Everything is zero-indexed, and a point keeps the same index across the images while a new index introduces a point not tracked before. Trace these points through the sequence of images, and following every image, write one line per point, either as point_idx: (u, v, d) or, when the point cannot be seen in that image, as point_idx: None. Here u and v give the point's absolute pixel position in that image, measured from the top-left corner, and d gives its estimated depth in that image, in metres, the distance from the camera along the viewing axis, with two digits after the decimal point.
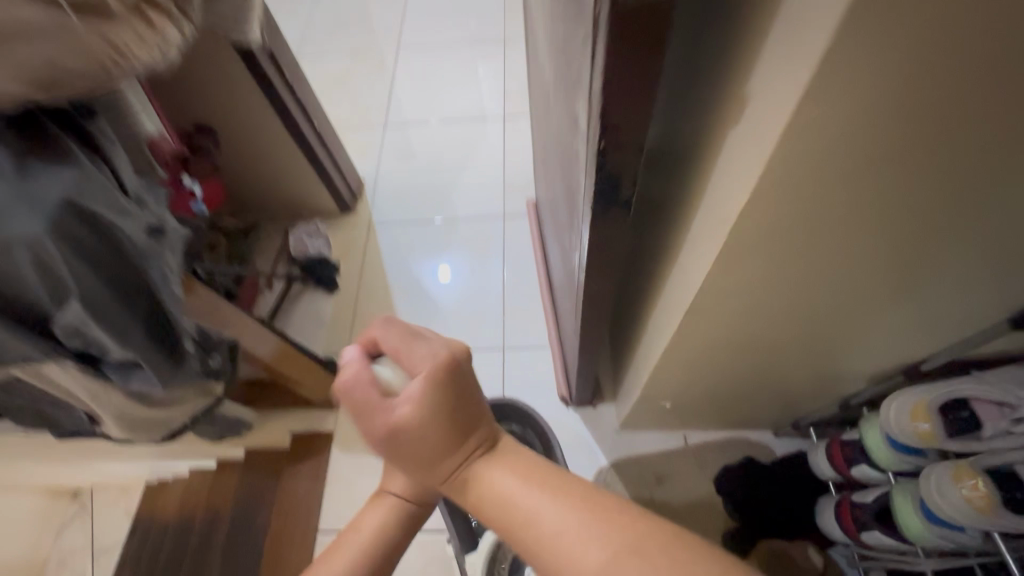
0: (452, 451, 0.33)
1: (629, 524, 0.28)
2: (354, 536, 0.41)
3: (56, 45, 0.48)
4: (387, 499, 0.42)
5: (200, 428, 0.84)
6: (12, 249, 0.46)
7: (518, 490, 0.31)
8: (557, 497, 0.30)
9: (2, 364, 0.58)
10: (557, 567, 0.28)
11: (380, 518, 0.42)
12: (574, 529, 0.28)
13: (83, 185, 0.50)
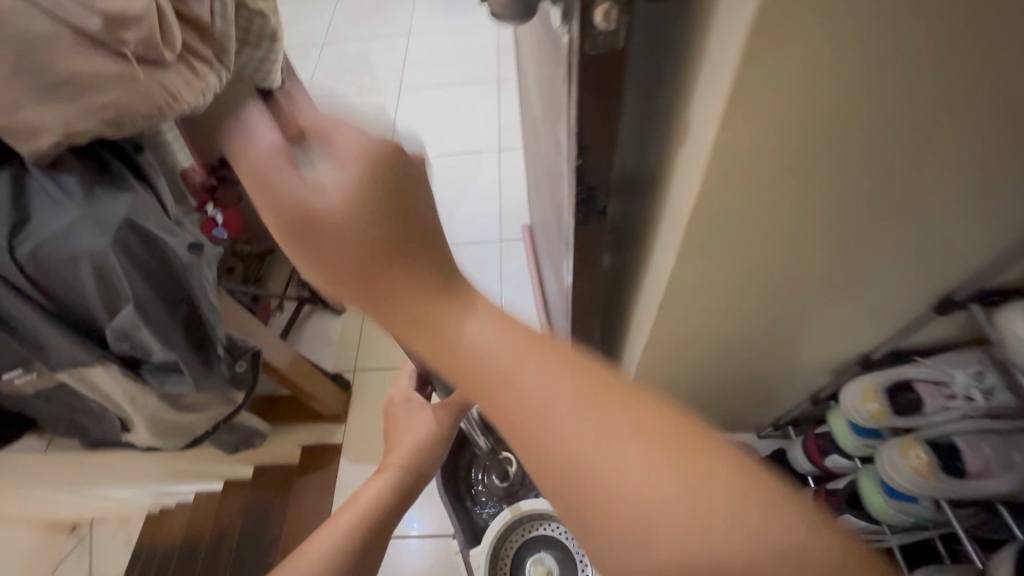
0: (399, 278, 0.25)
1: (622, 401, 0.22)
2: (353, 506, 0.45)
3: (125, 92, 0.55)
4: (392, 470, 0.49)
5: (218, 437, 0.89)
6: (81, 261, 0.54)
7: (496, 345, 0.24)
8: (546, 368, 0.24)
9: (54, 368, 0.65)
10: (537, 440, 0.23)
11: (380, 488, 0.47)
12: (558, 398, 0.22)
13: (139, 207, 0.58)
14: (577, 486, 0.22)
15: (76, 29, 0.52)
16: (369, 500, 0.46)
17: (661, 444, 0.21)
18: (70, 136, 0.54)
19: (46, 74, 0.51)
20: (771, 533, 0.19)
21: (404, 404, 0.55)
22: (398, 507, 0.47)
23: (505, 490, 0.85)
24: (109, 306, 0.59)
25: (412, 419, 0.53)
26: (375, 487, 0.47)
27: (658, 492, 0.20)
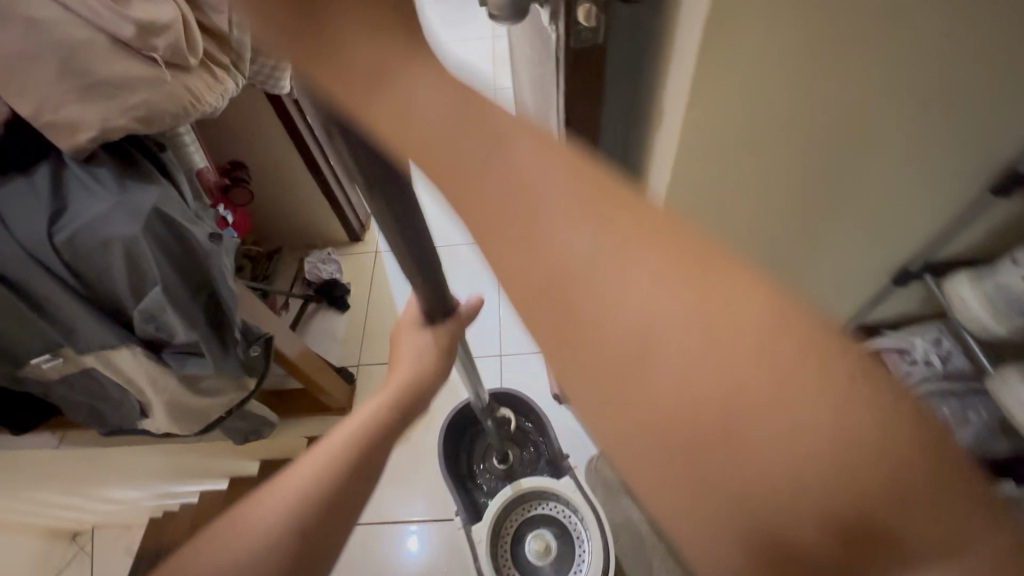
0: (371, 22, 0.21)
1: (677, 243, 0.19)
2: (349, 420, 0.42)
3: (155, 91, 0.62)
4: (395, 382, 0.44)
5: (230, 423, 0.93)
6: (113, 246, 0.59)
7: (513, 148, 0.21)
8: (574, 184, 0.20)
9: (81, 350, 0.69)
10: (528, 241, 0.19)
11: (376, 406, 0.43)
12: (596, 229, 0.19)
13: (165, 198, 0.63)
14: (566, 300, 0.19)
15: (113, 37, 0.59)
16: (368, 415, 0.42)
17: (715, 297, 0.18)
18: (106, 132, 0.59)
19: (87, 75, 0.57)
20: (817, 391, 0.17)
21: (406, 322, 0.46)
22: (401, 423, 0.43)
23: (504, 471, 0.90)
24: (137, 290, 0.63)
25: (411, 337, 0.45)
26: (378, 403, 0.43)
27: (692, 343, 0.17)
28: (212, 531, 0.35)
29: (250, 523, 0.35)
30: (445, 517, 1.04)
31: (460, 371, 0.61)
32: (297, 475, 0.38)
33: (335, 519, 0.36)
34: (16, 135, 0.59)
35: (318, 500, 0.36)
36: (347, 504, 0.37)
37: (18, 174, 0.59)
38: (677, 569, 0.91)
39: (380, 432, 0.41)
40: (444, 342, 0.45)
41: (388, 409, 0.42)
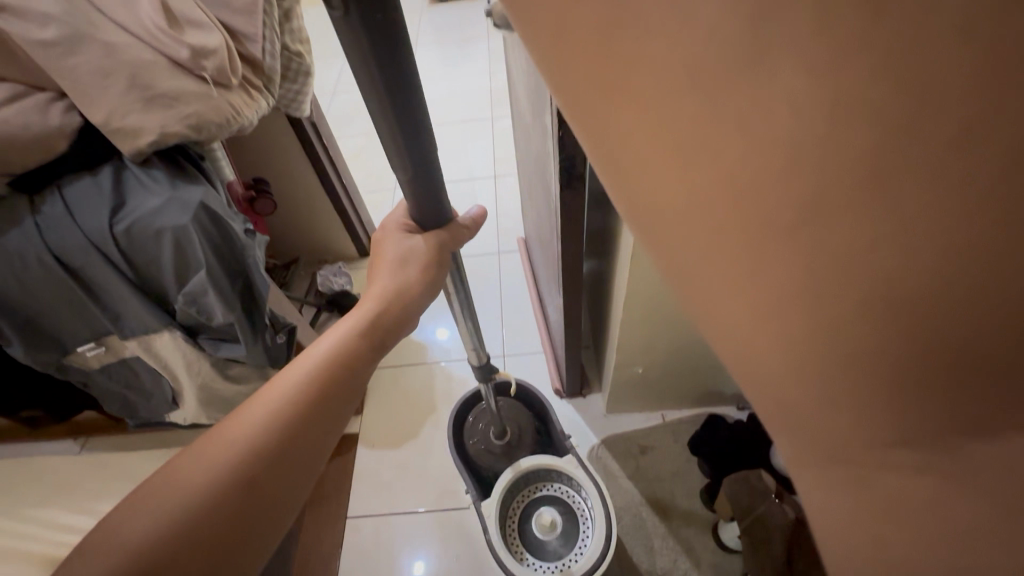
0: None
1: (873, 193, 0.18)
2: (319, 346, 0.46)
3: (203, 104, 0.71)
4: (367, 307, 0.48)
5: None
6: (166, 235, 0.67)
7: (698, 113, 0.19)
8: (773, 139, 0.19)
9: (127, 335, 0.77)
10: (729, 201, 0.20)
11: (343, 333, 0.47)
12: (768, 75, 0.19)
13: (209, 194, 0.72)
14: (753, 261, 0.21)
15: (171, 59, 0.69)
16: (331, 342, 0.46)
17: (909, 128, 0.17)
18: (163, 136, 0.68)
19: (148, 89, 0.67)
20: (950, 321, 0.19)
21: (391, 229, 0.49)
22: (365, 349, 0.47)
23: (502, 447, 0.96)
24: (182, 276, 0.72)
25: (398, 241, 0.48)
26: (342, 330, 0.47)
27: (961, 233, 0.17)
28: (211, 429, 0.42)
29: (246, 421, 0.42)
30: (455, 507, 1.08)
31: (463, 331, 0.69)
32: (284, 382, 0.44)
33: (318, 421, 0.44)
34: (86, 138, 0.67)
35: (303, 406, 0.43)
36: (327, 411, 0.45)
37: (84, 174, 0.68)
38: (678, 547, 0.95)
39: (357, 348, 0.47)
40: (431, 254, 0.47)
41: (364, 326, 0.47)
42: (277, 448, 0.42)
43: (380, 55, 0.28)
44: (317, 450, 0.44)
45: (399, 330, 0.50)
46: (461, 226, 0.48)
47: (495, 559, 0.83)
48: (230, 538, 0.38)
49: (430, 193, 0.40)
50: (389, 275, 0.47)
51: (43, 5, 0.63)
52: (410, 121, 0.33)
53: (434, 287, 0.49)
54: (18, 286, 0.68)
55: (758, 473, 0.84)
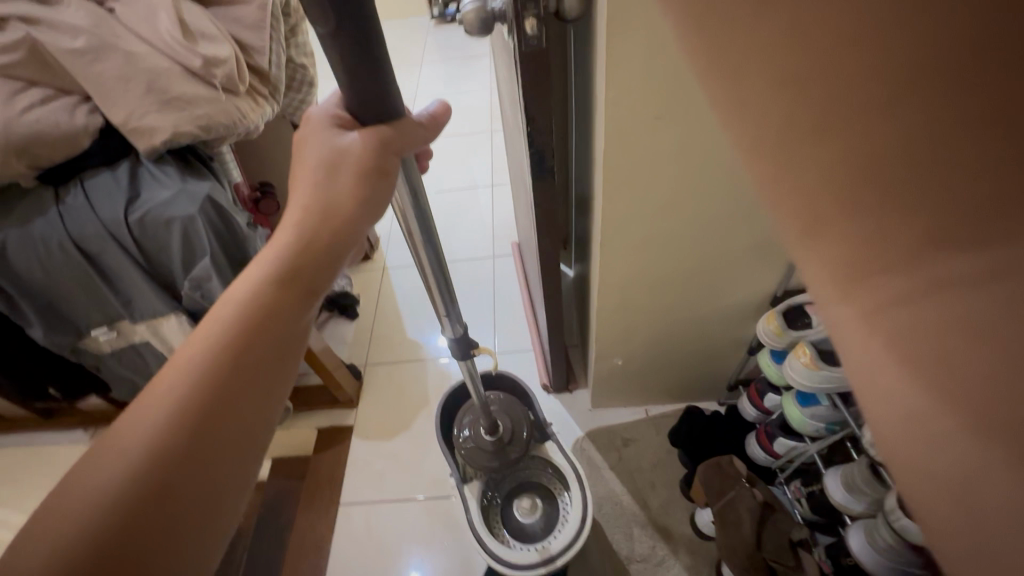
0: None
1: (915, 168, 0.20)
2: (223, 306, 0.38)
3: (213, 108, 0.79)
4: (278, 249, 0.40)
5: None
6: (175, 224, 0.74)
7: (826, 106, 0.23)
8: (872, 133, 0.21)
9: (137, 318, 0.83)
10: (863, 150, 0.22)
11: (251, 287, 0.39)
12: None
13: (216, 189, 0.79)
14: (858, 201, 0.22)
15: (184, 67, 0.77)
16: (239, 298, 0.39)
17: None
18: (175, 135, 0.75)
19: (164, 94, 0.74)
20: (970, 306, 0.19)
21: (317, 125, 0.42)
22: (283, 298, 0.40)
23: (494, 445, 0.91)
24: (188, 262, 0.78)
25: (316, 149, 0.41)
26: (248, 284, 0.39)
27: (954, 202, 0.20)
28: (121, 416, 0.35)
29: (147, 404, 0.35)
30: (442, 495, 1.12)
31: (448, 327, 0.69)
32: (190, 351, 0.37)
33: (241, 390, 0.37)
34: (107, 137, 0.75)
35: (219, 375, 0.36)
36: (253, 378, 0.37)
37: (104, 168, 0.75)
38: (656, 534, 0.98)
39: (277, 296, 0.40)
40: (371, 152, 0.40)
41: (282, 267, 0.40)
42: (192, 427, 0.34)
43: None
44: (246, 425, 0.36)
45: (334, 265, 0.42)
46: (416, 123, 0.43)
47: (477, 539, 0.87)
48: (140, 547, 0.31)
49: (378, 91, 0.36)
50: (311, 190, 0.41)
51: (75, 20, 0.73)
52: (356, 29, 0.31)
53: (377, 202, 0.43)
54: (40, 272, 0.74)
55: (729, 459, 0.89)
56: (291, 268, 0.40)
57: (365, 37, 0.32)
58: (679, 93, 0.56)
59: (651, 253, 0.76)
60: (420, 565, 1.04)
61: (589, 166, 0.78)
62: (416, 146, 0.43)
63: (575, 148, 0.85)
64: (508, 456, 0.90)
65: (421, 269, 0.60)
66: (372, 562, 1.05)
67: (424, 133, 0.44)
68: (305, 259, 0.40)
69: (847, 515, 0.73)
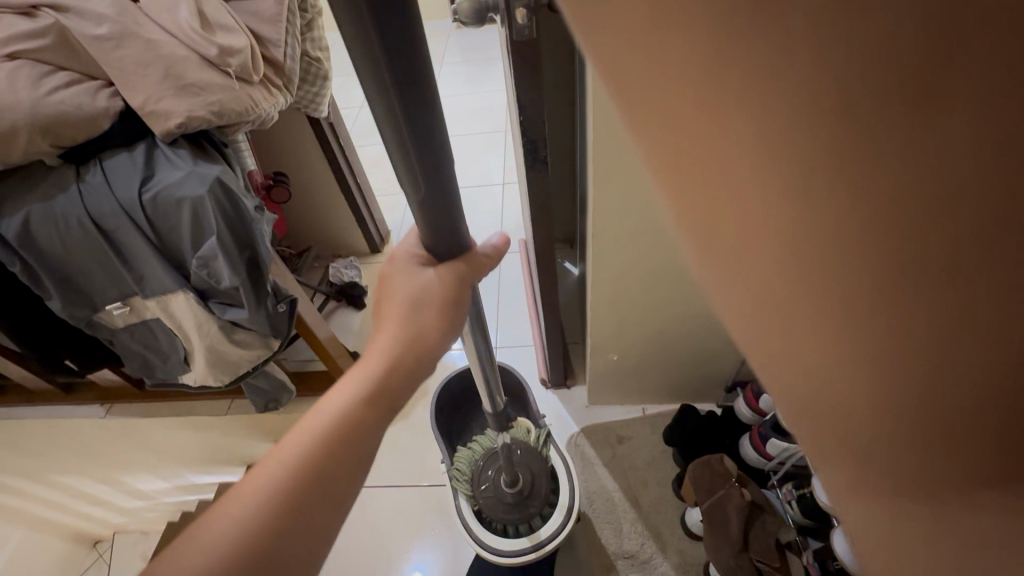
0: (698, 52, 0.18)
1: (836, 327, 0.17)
2: (318, 416, 0.41)
3: (228, 95, 0.82)
4: (367, 371, 0.41)
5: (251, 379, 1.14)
6: (184, 204, 0.78)
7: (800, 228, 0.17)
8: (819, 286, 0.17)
9: (148, 296, 0.87)
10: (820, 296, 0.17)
11: (344, 401, 0.41)
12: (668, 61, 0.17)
13: (226, 173, 0.82)
14: None
15: (201, 55, 0.81)
16: (333, 411, 0.40)
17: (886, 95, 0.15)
18: (189, 119, 0.78)
19: (180, 80, 0.78)
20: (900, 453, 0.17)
21: (402, 260, 0.42)
22: (370, 417, 0.41)
23: (514, 497, 0.87)
24: (196, 241, 0.82)
25: (406, 277, 0.41)
26: (342, 399, 0.41)
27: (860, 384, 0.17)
28: (215, 503, 0.38)
29: (229, 514, 0.37)
30: (437, 484, 1.13)
31: (485, 390, 0.67)
32: (280, 459, 0.39)
33: (313, 514, 0.38)
34: (128, 120, 0.79)
35: (301, 487, 0.38)
36: (330, 492, 0.39)
37: (123, 149, 0.79)
38: (646, 532, 0.98)
39: (363, 416, 0.41)
40: (448, 290, 0.40)
41: (372, 387, 0.41)
42: (267, 536, 0.36)
43: (401, 92, 0.26)
44: (310, 550, 0.37)
45: (411, 386, 0.42)
46: (482, 256, 0.42)
47: (463, 525, 0.89)
48: None
49: (445, 220, 0.36)
50: (395, 323, 0.41)
51: (102, 8, 0.78)
52: (433, 158, 0.31)
53: (455, 326, 0.43)
54: (61, 248, 0.79)
55: (719, 458, 0.88)
56: (379, 390, 0.41)
57: (439, 166, 0.31)
58: None
59: (646, 247, 0.76)
60: (414, 558, 1.04)
61: (584, 160, 0.79)
62: (484, 273, 0.43)
63: (575, 142, 0.86)
64: (528, 510, 0.87)
65: (468, 350, 0.59)
66: (366, 547, 1.07)
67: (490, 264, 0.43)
68: (389, 381, 0.41)
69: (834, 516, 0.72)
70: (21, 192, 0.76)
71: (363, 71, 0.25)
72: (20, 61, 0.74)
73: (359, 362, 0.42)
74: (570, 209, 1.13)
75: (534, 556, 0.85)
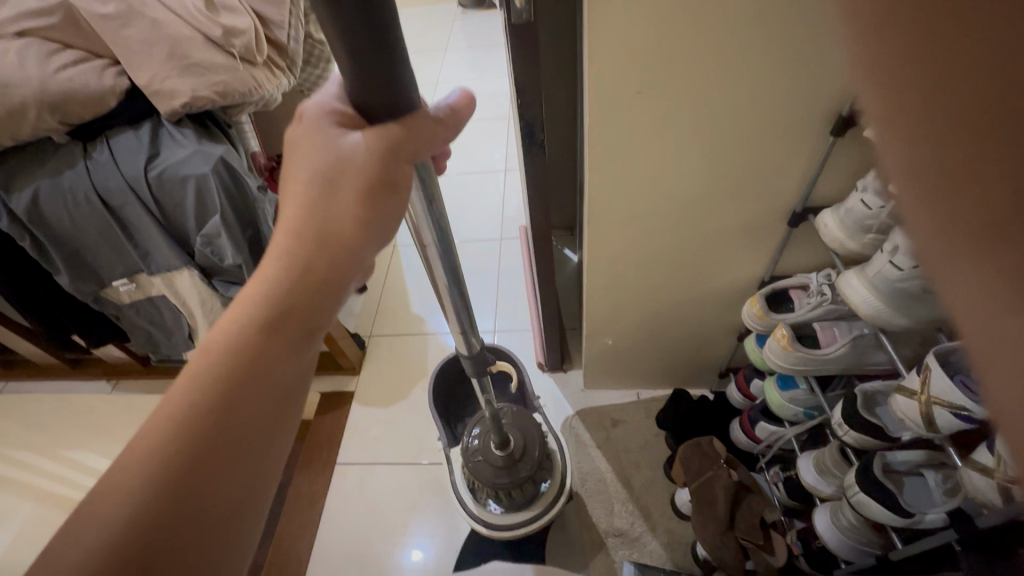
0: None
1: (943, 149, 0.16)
2: (208, 348, 0.35)
3: (231, 75, 0.83)
4: (260, 291, 0.36)
5: None
6: (187, 181, 0.79)
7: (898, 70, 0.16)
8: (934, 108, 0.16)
9: (152, 273, 0.89)
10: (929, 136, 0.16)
11: (234, 326, 0.36)
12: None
13: (229, 153, 0.83)
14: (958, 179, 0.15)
15: (206, 35, 0.82)
16: (224, 338, 0.35)
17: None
18: (193, 99, 0.79)
19: (185, 60, 0.79)
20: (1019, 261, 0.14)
21: (320, 123, 0.36)
22: (272, 342, 0.36)
23: (504, 460, 0.86)
24: (201, 220, 0.83)
25: (328, 136, 0.35)
26: (231, 323, 0.36)
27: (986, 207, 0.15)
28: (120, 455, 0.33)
29: (131, 457, 0.32)
30: (434, 462, 1.16)
31: (464, 345, 0.64)
32: (176, 400, 0.34)
33: (227, 454, 0.33)
34: (132, 97, 0.81)
35: (202, 426, 0.33)
36: (242, 432, 0.34)
37: (128, 127, 0.81)
38: (636, 511, 1.00)
39: (265, 342, 0.36)
40: (376, 155, 0.34)
41: (269, 309, 0.36)
42: (176, 480, 0.32)
43: (346, 5, 0.27)
44: (232, 486, 0.33)
45: (330, 303, 0.37)
46: (432, 115, 0.36)
47: (456, 495, 0.92)
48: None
49: (387, 87, 0.32)
50: (298, 211, 0.36)
51: None
52: (388, 67, 0.30)
53: (389, 216, 0.37)
54: (68, 222, 0.81)
55: (709, 440, 0.90)
56: (276, 308, 0.36)
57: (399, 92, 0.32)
58: (659, 70, 0.57)
59: (639, 231, 0.77)
60: (411, 532, 1.07)
61: (580, 143, 0.80)
62: (433, 148, 0.36)
63: (576, 127, 0.87)
64: (518, 475, 0.85)
65: (443, 306, 0.58)
66: (364, 522, 1.10)
67: (443, 130, 0.37)
68: (290, 297, 0.36)
69: (817, 496, 0.74)
70: (29, 167, 0.78)
71: (328, 19, 0.27)
72: (29, 39, 0.75)
73: (251, 283, 0.37)
74: (570, 196, 1.15)
75: (533, 526, 0.89)
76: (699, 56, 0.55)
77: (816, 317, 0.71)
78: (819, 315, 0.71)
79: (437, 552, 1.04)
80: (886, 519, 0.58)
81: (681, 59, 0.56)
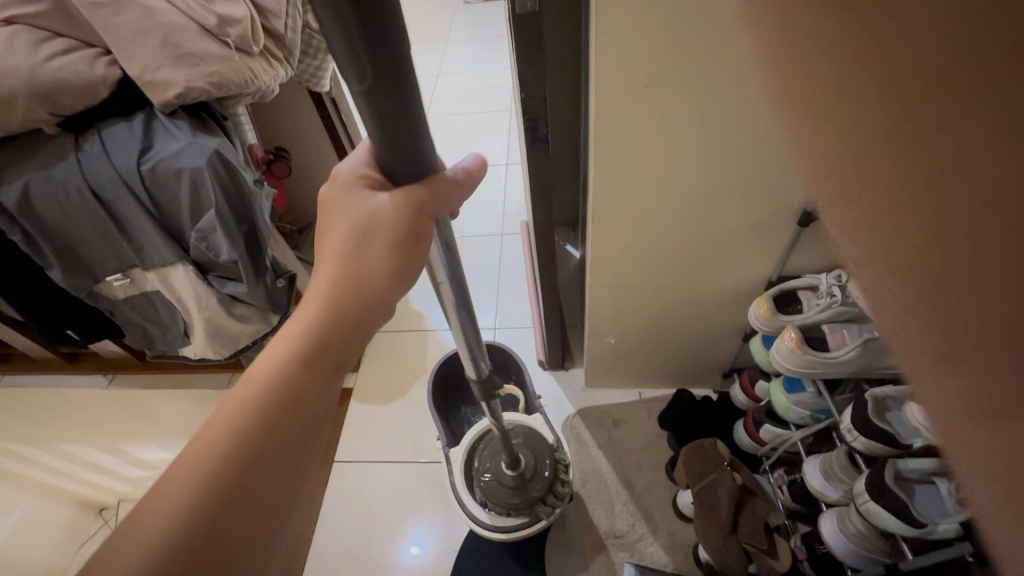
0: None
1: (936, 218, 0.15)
2: (248, 386, 0.35)
3: (226, 66, 0.81)
4: (299, 329, 0.36)
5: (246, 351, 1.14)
6: (182, 176, 0.77)
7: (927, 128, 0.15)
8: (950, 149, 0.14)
9: (146, 268, 0.87)
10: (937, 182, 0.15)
11: (276, 364, 0.35)
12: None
13: (224, 145, 0.81)
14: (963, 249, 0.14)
15: (200, 24, 0.80)
16: (266, 376, 0.35)
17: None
18: (187, 90, 0.77)
19: (178, 49, 0.77)
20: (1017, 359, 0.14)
21: (347, 185, 0.36)
22: (309, 381, 0.36)
23: (515, 481, 0.86)
24: (196, 214, 0.82)
25: (353, 204, 0.35)
26: (273, 360, 0.36)
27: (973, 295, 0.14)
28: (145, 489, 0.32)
29: (161, 496, 0.31)
30: (433, 460, 1.15)
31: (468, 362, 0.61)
32: (210, 436, 0.33)
33: (255, 492, 0.33)
34: (125, 88, 0.78)
35: (237, 464, 0.33)
36: (276, 470, 0.34)
37: (120, 118, 0.79)
38: (637, 512, 0.99)
39: (302, 377, 0.36)
40: (400, 221, 0.34)
41: (309, 346, 0.36)
42: (206, 521, 0.31)
43: (363, 45, 0.24)
44: (264, 529, 0.32)
45: (362, 341, 0.37)
46: (454, 180, 0.35)
47: (455, 497, 0.90)
48: None
49: (407, 146, 0.30)
50: (334, 258, 0.36)
51: None
52: (409, 125, 0.29)
53: (411, 267, 0.37)
54: (60, 217, 0.79)
55: (712, 442, 0.88)
56: (315, 347, 0.36)
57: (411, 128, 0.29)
58: (667, 63, 0.55)
59: (644, 229, 0.76)
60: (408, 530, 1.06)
61: (585, 138, 0.78)
62: (452, 207, 0.36)
63: (581, 120, 0.85)
64: (530, 495, 0.86)
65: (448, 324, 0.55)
66: (362, 519, 1.09)
67: (460, 190, 0.36)
68: (327, 337, 0.36)
69: (823, 501, 0.72)
70: (19, 159, 0.76)
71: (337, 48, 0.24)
72: (16, 26, 0.73)
73: (292, 318, 0.36)
74: (573, 191, 1.13)
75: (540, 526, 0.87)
76: (711, 48, 0.53)
77: (825, 317, 0.69)
78: (828, 317, 0.69)
79: (436, 547, 1.03)
80: (897, 529, 0.56)
81: (690, 52, 0.53)
